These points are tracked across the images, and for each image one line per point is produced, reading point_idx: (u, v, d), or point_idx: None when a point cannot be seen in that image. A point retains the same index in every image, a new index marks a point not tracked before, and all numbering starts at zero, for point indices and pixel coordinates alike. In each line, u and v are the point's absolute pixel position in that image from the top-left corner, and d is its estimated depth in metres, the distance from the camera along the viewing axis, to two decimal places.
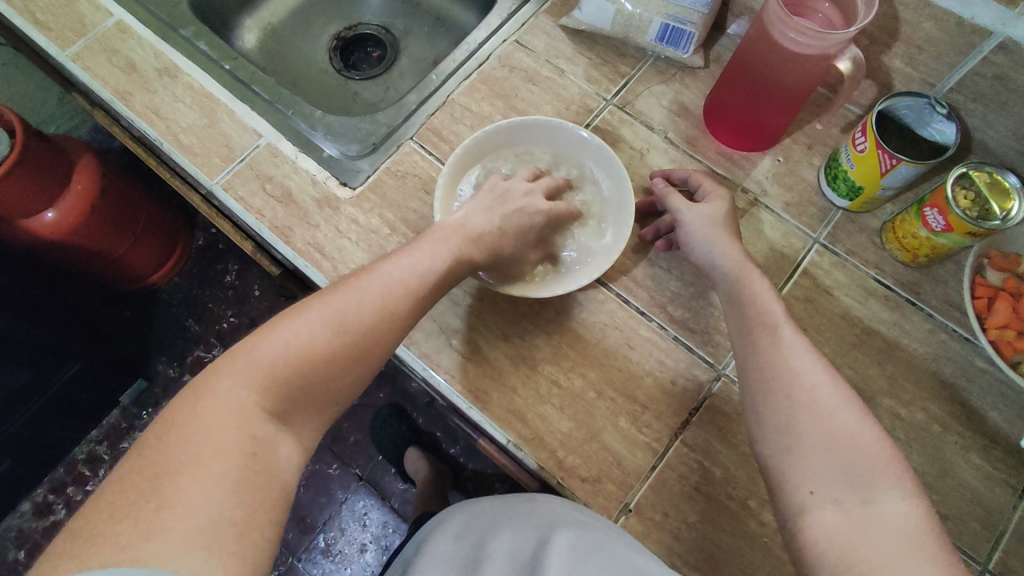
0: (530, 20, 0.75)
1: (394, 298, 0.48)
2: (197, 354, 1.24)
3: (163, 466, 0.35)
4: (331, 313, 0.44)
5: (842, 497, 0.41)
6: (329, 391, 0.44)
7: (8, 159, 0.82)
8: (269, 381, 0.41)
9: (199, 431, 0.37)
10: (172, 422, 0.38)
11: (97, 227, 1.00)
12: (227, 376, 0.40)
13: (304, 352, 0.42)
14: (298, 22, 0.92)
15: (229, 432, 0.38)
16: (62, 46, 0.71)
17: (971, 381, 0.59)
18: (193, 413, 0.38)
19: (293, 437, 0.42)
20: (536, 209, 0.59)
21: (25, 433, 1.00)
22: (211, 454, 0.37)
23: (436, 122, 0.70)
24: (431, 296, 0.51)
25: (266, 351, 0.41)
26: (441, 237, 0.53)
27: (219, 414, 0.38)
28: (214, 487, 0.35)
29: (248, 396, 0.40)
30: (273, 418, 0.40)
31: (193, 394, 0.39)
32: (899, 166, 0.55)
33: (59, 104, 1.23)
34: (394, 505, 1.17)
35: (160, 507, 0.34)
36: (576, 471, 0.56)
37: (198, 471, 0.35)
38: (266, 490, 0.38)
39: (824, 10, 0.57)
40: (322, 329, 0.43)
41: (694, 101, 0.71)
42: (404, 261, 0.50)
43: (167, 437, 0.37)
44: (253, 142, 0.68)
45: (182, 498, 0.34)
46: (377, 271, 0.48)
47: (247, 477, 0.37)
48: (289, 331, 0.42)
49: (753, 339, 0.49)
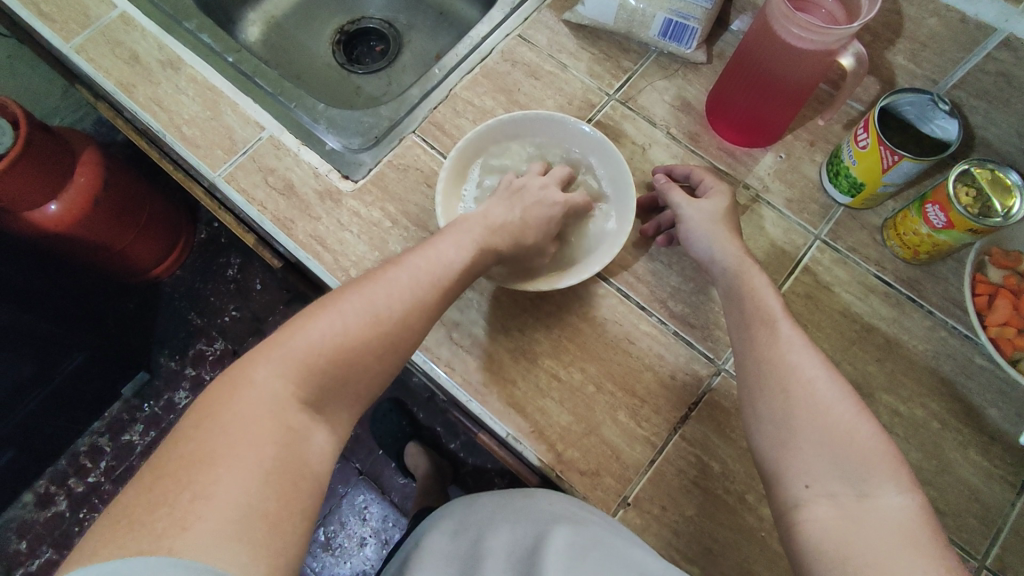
0: (533, 14, 0.75)
1: (423, 289, 0.48)
2: (199, 347, 1.25)
3: (198, 455, 0.35)
4: (363, 303, 0.45)
5: (838, 491, 0.41)
6: (360, 381, 0.44)
7: (11, 150, 0.83)
8: (303, 371, 0.41)
9: (234, 420, 0.37)
10: (209, 410, 0.38)
11: (99, 220, 1.00)
12: (263, 366, 0.40)
13: (338, 342, 0.43)
14: (302, 16, 0.92)
15: (263, 422, 0.38)
16: (66, 37, 0.72)
17: (971, 378, 0.59)
18: (229, 403, 0.38)
19: (325, 428, 0.42)
20: (553, 201, 0.60)
21: (28, 424, 1.01)
22: (246, 444, 0.37)
23: (438, 116, 0.70)
24: (457, 288, 0.51)
25: (301, 340, 0.42)
26: (465, 228, 0.54)
27: (255, 404, 0.39)
28: (248, 478, 0.35)
29: (282, 386, 0.40)
30: (307, 408, 0.41)
31: (229, 384, 0.40)
32: (901, 163, 0.55)
33: (64, 97, 1.24)
34: (394, 499, 1.17)
35: (196, 497, 0.34)
36: (575, 464, 0.56)
37: (233, 462, 0.36)
38: (298, 483, 0.38)
39: (828, 6, 0.56)
40: (355, 319, 0.44)
41: (696, 97, 0.71)
42: (432, 253, 0.50)
43: (203, 426, 0.37)
44: (256, 134, 0.68)
45: (218, 488, 0.34)
46: (407, 262, 0.49)
47: (281, 468, 0.37)
48: (322, 321, 0.43)
49: (750, 333, 0.50)
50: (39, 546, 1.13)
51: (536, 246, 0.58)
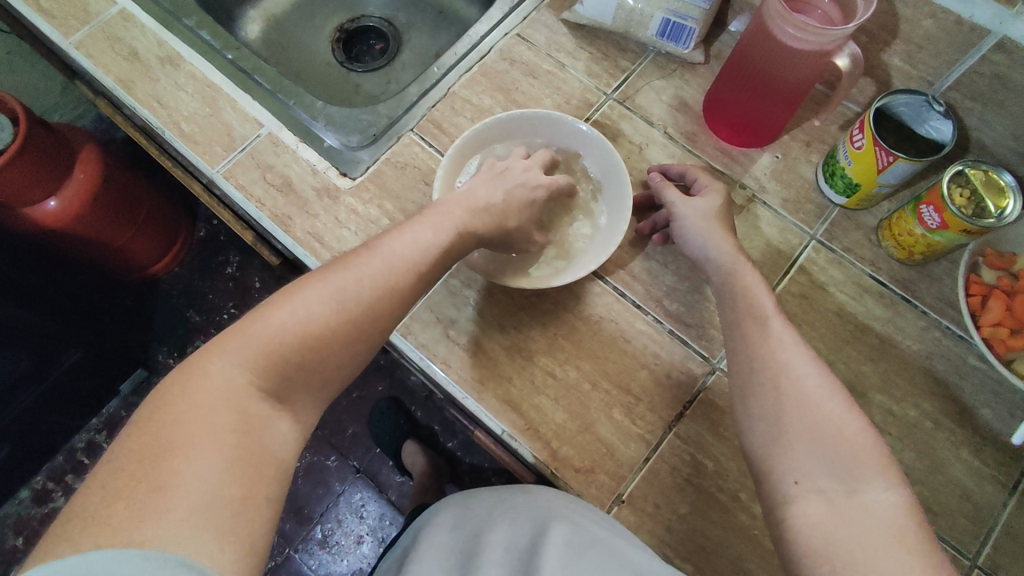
0: (532, 14, 0.75)
1: (395, 274, 0.47)
2: (197, 344, 1.25)
3: (154, 448, 0.35)
4: (328, 289, 0.44)
5: (827, 488, 0.41)
6: (326, 368, 0.44)
7: (10, 146, 0.83)
8: (262, 360, 0.41)
9: (190, 410, 0.38)
10: (164, 401, 0.38)
11: (99, 217, 1.00)
12: (219, 356, 0.40)
13: (301, 329, 0.42)
14: (301, 14, 0.93)
15: (222, 413, 0.38)
16: (66, 34, 0.72)
17: (964, 379, 0.60)
18: (184, 393, 0.38)
19: (288, 416, 0.42)
20: (536, 184, 0.60)
21: (25, 420, 1.01)
22: (204, 434, 0.37)
23: (437, 114, 0.70)
24: (432, 272, 0.51)
25: (262, 329, 0.42)
26: (445, 211, 0.53)
27: (212, 394, 0.39)
28: (207, 469, 0.36)
29: (240, 376, 0.40)
30: (267, 397, 0.41)
31: (184, 374, 0.40)
32: (896, 163, 0.56)
33: (64, 94, 1.24)
34: (391, 497, 1.17)
35: (154, 489, 0.34)
36: (570, 462, 0.57)
37: (191, 451, 0.36)
38: (260, 470, 0.38)
39: (824, 7, 0.57)
40: (319, 307, 0.43)
41: (694, 97, 0.71)
42: (404, 239, 0.50)
43: (158, 419, 0.37)
44: (254, 131, 0.68)
45: (176, 479, 0.35)
46: (378, 247, 0.48)
47: (241, 457, 0.38)
48: (284, 310, 0.43)
49: (742, 331, 0.50)
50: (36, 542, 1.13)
51: (520, 234, 0.59)
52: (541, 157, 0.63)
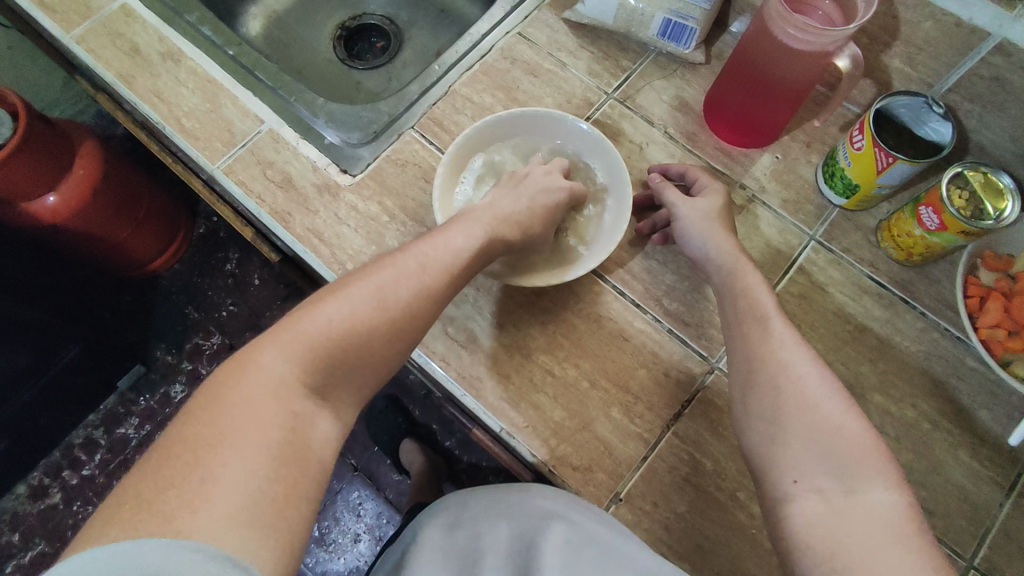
0: (534, 12, 0.75)
1: (431, 276, 0.48)
2: (197, 341, 1.25)
3: (205, 439, 0.36)
4: (371, 289, 0.45)
5: (826, 486, 0.41)
6: (365, 367, 0.44)
7: (10, 141, 0.83)
8: (310, 357, 0.41)
9: (241, 403, 0.38)
10: (215, 393, 0.38)
11: (99, 212, 1.00)
12: (270, 350, 0.41)
13: (345, 327, 0.43)
14: (303, 11, 0.93)
15: (270, 407, 0.38)
16: (67, 28, 0.72)
17: (963, 380, 0.60)
18: (236, 385, 0.39)
19: (331, 414, 0.42)
20: (558, 186, 0.61)
21: (23, 415, 1.01)
22: (253, 428, 0.37)
23: (437, 112, 0.70)
24: (465, 274, 0.51)
25: (310, 325, 0.42)
26: (473, 219, 0.54)
27: (260, 388, 0.39)
28: (255, 463, 0.36)
29: (289, 371, 0.40)
30: (313, 394, 0.41)
31: (237, 367, 0.40)
32: (895, 165, 0.56)
33: (65, 89, 1.24)
34: (389, 495, 1.17)
35: (204, 480, 0.34)
36: (568, 460, 0.57)
37: (240, 445, 0.36)
38: (304, 467, 0.38)
39: (825, 8, 0.57)
40: (362, 306, 0.44)
41: (694, 97, 0.71)
42: (440, 241, 0.51)
43: (209, 410, 0.37)
44: (255, 127, 0.68)
45: (225, 471, 0.35)
46: (416, 248, 0.49)
47: (286, 453, 0.38)
48: (330, 308, 0.43)
49: (742, 331, 0.50)
50: (32, 537, 1.13)
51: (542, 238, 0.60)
52: (559, 162, 0.63)
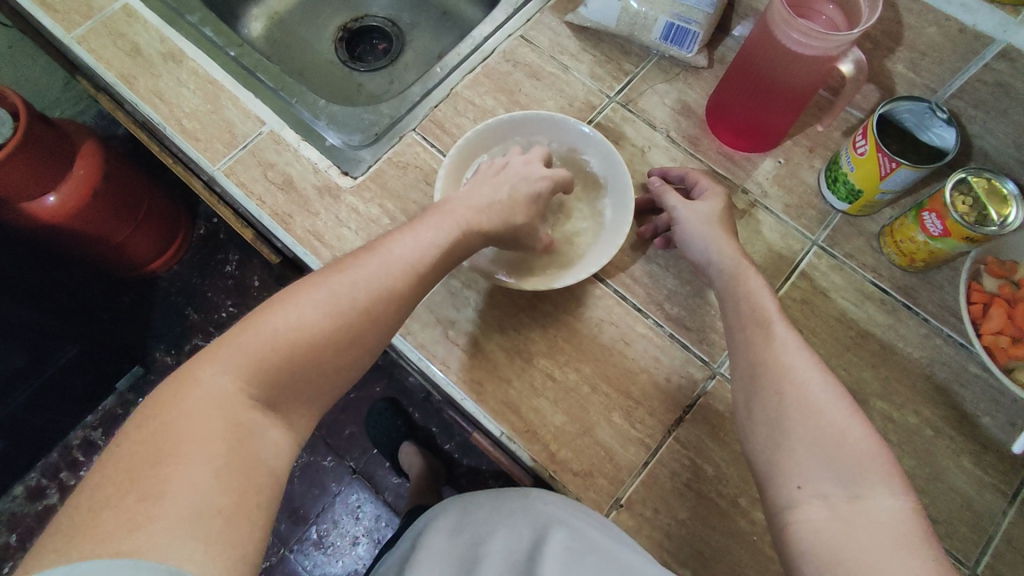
0: (536, 15, 0.75)
1: (392, 277, 0.48)
2: (196, 342, 1.25)
3: (145, 457, 0.36)
4: (322, 294, 0.45)
5: (830, 492, 0.41)
6: (320, 373, 0.44)
7: (11, 140, 0.83)
8: (254, 368, 0.41)
9: (182, 419, 0.38)
10: (156, 411, 0.38)
11: (98, 212, 1.00)
12: (211, 365, 0.40)
13: (294, 334, 0.43)
14: (305, 13, 0.92)
15: (213, 421, 0.39)
16: (68, 28, 0.72)
17: (965, 386, 0.59)
18: (176, 402, 0.39)
19: (279, 424, 0.42)
20: (540, 176, 0.60)
21: (22, 415, 1.01)
22: (195, 442, 0.37)
23: (439, 114, 0.70)
24: (432, 273, 0.51)
25: (254, 335, 0.42)
26: (447, 213, 0.54)
27: (201, 403, 0.39)
28: (198, 477, 0.36)
29: (231, 383, 0.40)
30: (259, 405, 0.41)
31: (177, 384, 0.40)
32: (898, 170, 0.55)
33: (65, 90, 1.24)
34: (387, 498, 1.17)
35: (144, 498, 0.34)
36: (569, 465, 0.56)
37: (182, 460, 0.36)
38: (252, 477, 0.39)
39: (828, 12, 0.57)
40: (312, 312, 0.44)
41: (697, 101, 0.71)
42: (405, 240, 0.50)
43: (149, 428, 0.37)
44: (256, 128, 0.68)
45: (167, 488, 0.35)
46: (375, 250, 0.49)
47: (232, 465, 0.38)
48: (277, 316, 0.43)
49: (745, 335, 0.50)
50: (29, 538, 1.13)
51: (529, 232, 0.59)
52: (538, 150, 0.63)
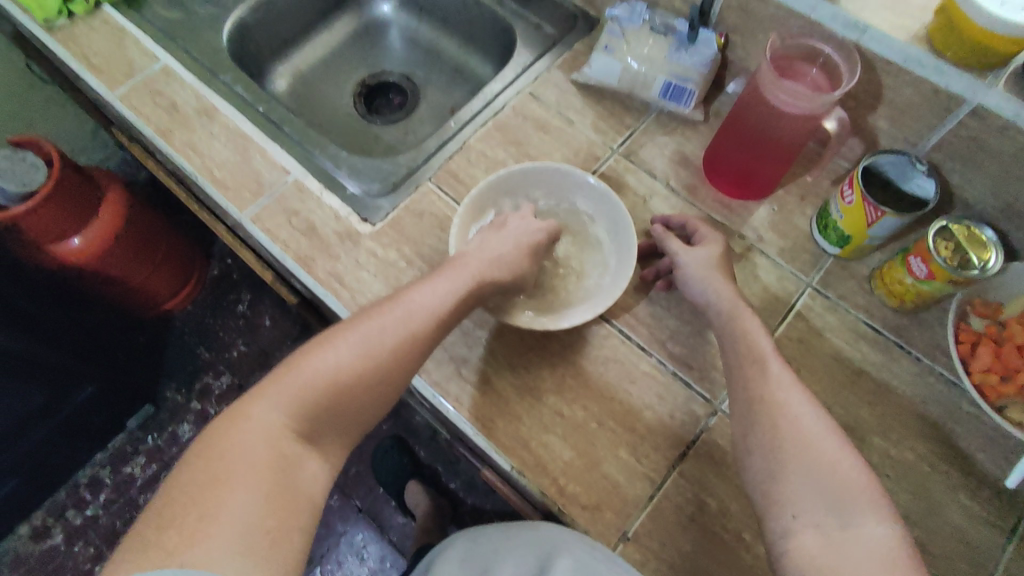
0: (543, 73, 0.81)
1: (419, 321, 0.52)
2: (206, 381, 1.28)
3: (202, 482, 0.40)
4: (357, 338, 0.49)
5: (822, 521, 0.44)
6: (354, 411, 0.49)
7: (44, 187, 0.87)
8: (297, 405, 0.46)
9: (235, 449, 0.43)
10: (211, 442, 0.43)
11: (119, 254, 1.04)
12: (260, 402, 0.45)
13: (332, 375, 0.47)
14: (326, 70, 0.99)
15: (260, 452, 0.43)
16: (111, 86, 0.77)
17: (958, 423, 0.62)
18: (229, 435, 0.43)
19: (318, 457, 0.46)
20: (535, 229, 0.65)
21: (35, 453, 1.03)
22: (245, 471, 0.42)
23: (453, 165, 0.75)
24: (454, 317, 0.55)
25: (297, 376, 0.47)
26: (465, 263, 0.58)
27: (250, 436, 0.43)
28: (248, 501, 0.40)
29: (277, 418, 0.45)
30: (301, 439, 0.45)
31: (231, 419, 0.45)
32: (884, 218, 0.60)
33: (93, 137, 1.32)
34: (393, 538, 1.17)
35: (202, 518, 0.39)
36: (577, 498, 0.58)
37: (235, 486, 0.41)
38: (292, 504, 0.43)
39: (813, 74, 0.62)
40: (348, 355, 0.48)
41: (695, 152, 0.76)
42: (430, 288, 0.55)
43: (206, 457, 0.42)
44: (281, 178, 0.73)
45: (222, 510, 0.39)
46: (404, 297, 0.53)
47: (276, 492, 0.42)
48: (317, 359, 0.48)
49: (742, 373, 0.53)
50: None
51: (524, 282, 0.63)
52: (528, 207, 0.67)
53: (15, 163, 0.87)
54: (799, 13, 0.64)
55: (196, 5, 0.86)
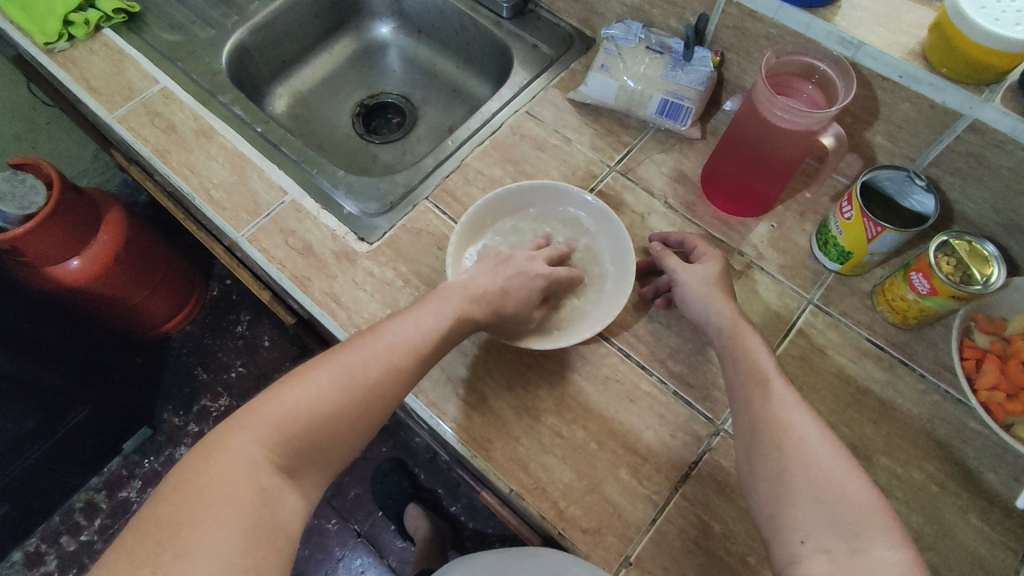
0: (541, 93, 0.81)
1: (398, 356, 0.52)
2: (203, 403, 1.27)
3: (178, 517, 0.39)
4: (338, 371, 0.49)
5: (831, 546, 0.42)
6: (334, 444, 0.48)
7: (44, 208, 0.87)
8: (277, 437, 0.45)
9: (212, 483, 0.42)
10: (189, 474, 0.42)
11: (118, 275, 1.04)
12: (239, 433, 0.44)
13: (312, 408, 0.47)
14: (325, 91, 1.00)
15: (238, 486, 0.42)
16: (110, 108, 0.78)
17: (966, 442, 0.60)
18: (207, 468, 0.42)
19: (298, 490, 0.45)
20: (537, 272, 0.61)
21: (27, 477, 1.01)
22: (221, 505, 0.41)
23: (450, 183, 0.75)
24: (433, 352, 0.55)
25: (277, 406, 0.46)
26: (446, 297, 0.57)
27: (228, 468, 0.42)
28: (223, 538, 0.39)
29: (258, 450, 0.44)
30: (280, 470, 0.44)
31: (209, 450, 0.44)
32: (885, 233, 0.59)
33: (94, 159, 1.32)
34: (392, 563, 1.15)
35: (176, 556, 0.38)
36: (577, 522, 0.57)
37: (211, 522, 0.40)
38: (269, 541, 0.41)
39: (808, 91, 0.63)
40: (329, 386, 0.48)
41: (693, 169, 0.75)
42: (408, 321, 0.54)
43: (183, 490, 0.41)
44: (278, 198, 0.73)
45: (196, 547, 0.38)
46: (381, 331, 0.53)
47: (255, 528, 0.41)
48: (297, 390, 0.47)
49: (745, 394, 0.52)
50: None
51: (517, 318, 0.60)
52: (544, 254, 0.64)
53: (15, 184, 0.86)
54: (795, 32, 0.64)
55: (197, 28, 0.87)
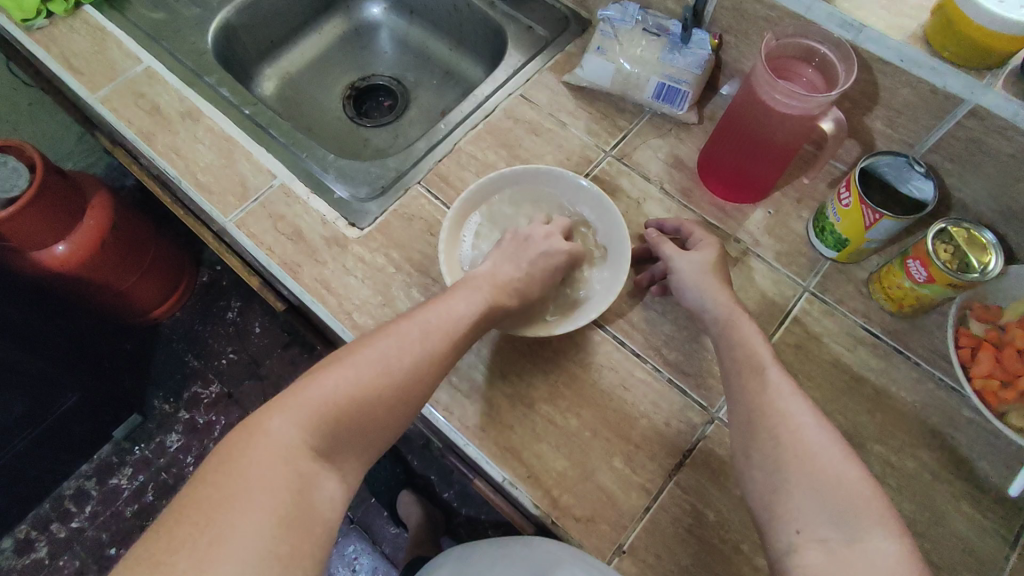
0: (535, 76, 0.80)
1: (433, 343, 0.51)
2: (194, 390, 1.26)
3: (215, 501, 0.38)
4: (375, 356, 0.48)
5: (828, 536, 0.42)
6: (370, 430, 0.47)
7: (27, 192, 0.85)
8: (316, 421, 0.44)
9: (251, 466, 0.41)
10: (227, 458, 0.41)
11: (105, 260, 1.02)
12: (278, 416, 0.43)
13: (350, 393, 0.46)
14: (316, 72, 0.98)
15: (276, 470, 0.41)
16: (92, 89, 0.75)
17: (959, 430, 0.60)
18: (246, 451, 0.41)
19: (336, 477, 0.44)
20: (557, 252, 0.63)
21: (16, 464, 1.00)
22: (259, 490, 0.40)
23: (443, 168, 0.73)
24: (467, 339, 0.54)
25: (316, 391, 0.45)
26: (475, 286, 0.57)
27: (267, 451, 0.41)
28: (261, 524, 0.38)
29: (296, 433, 0.43)
30: (318, 456, 0.43)
31: (247, 432, 0.43)
32: (882, 221, 0.58)
33: (79, 142, 1.30)
34: (385, 550, 1.15)
35: (213, 541, 0.37)
36: (571, 510, 0.56)
37: (249, 506, 0.39)
38: (307, 529, 0.40)
39: (808, 74, 0.62)
40: (367, 371, 0.47)
41: (689, 155, 0.74)
42: (441, 307, 0.54)
43: (221, 473, 0.40)
44: (267, 182, 0.71)
45: (234, 532, 0.37)
46: (415, 317, 0.52)
47: (292, 515, 0.40)
48: (336, 375, 0.46)
49: (741, 382, 0.51)
50: None
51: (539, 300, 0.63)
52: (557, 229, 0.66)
53: None
54: (795, 14, 0.63)
55: (181, 6, 0.84)
